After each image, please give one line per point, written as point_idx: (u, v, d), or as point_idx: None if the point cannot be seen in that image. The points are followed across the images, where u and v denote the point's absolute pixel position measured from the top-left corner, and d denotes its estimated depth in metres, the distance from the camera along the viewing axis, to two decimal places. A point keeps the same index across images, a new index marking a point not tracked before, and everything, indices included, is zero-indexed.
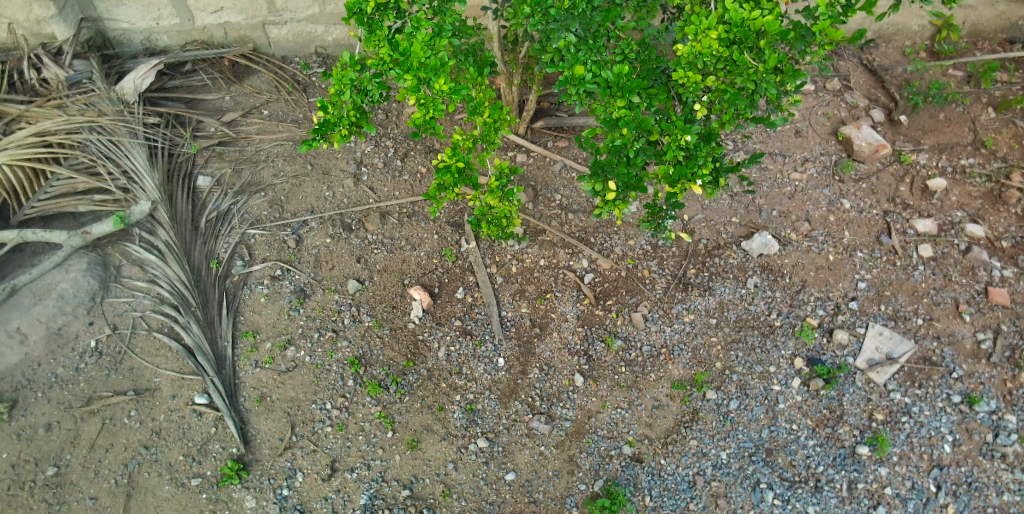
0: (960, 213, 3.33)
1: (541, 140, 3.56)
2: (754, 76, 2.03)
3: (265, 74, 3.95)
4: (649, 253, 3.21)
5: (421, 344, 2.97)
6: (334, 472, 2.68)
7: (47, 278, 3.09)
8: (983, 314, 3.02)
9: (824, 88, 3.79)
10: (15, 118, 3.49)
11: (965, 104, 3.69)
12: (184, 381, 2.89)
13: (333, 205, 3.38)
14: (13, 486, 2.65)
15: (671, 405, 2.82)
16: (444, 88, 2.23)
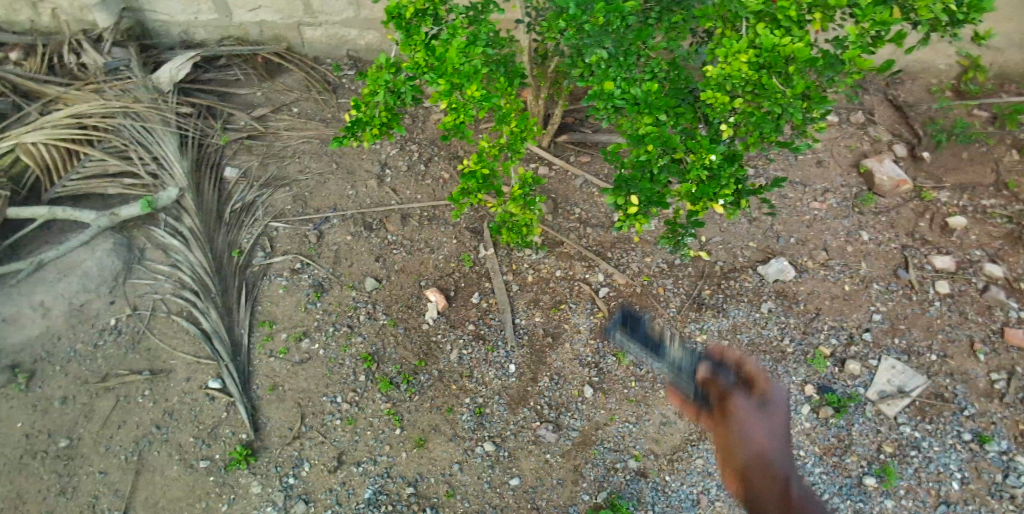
0: (979, 252, 3.33)
1: (564, 154, 3.60)
2: (782, 101, 2.06)
3: (297, 73, 4.03)
4: (665, 271, 3.23)
5: (434, 346, 3.00)
6: (341, 465, 2.70)
7: (73, 255, 3.16)
8: (998, 354, 3.00)
9: (848, 120, 3.82)
10: (54, 100, 3.62)
11: (989, 145, 3.69)
12: (199, 365, 2.94)
13: (355, 204, 3.44)
14: (26, 455, 2.70)
15: (679, 422, 2.83)
16: (476, 95, 2.29)
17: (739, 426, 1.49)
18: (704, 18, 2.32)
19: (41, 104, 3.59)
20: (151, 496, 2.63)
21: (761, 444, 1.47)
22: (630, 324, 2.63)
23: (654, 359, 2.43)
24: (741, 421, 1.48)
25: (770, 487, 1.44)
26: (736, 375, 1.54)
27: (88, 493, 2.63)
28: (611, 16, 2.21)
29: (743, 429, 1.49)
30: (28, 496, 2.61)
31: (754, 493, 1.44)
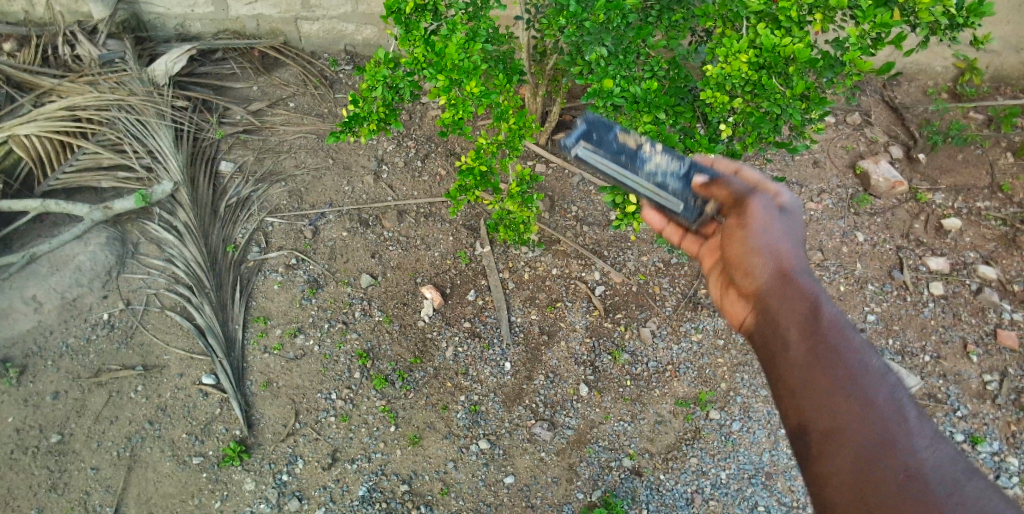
0: (972, 254, 3.35)
1: (561, 151, 3.59)
2: (780, 101, 2.08)
3: (294, 68, 4.01)
4: (662, 270, 3.23)
5: (429, 343, 3.00)
6: (334, 462, 2.70)
7: (66, 248, 3.14)
8: (991, 356, 3.03)
9: (845, 121, 3.82)
10: (47, 92, 3.59)
11: (984, 147, 3.70)
12: (192, 360, 2.93)
13: (351, 200, 3.42)
14: (17, 450, 2.68)
15: (673, 421, 2.84)
16: (475, 91, 2.28)
17: (754, 238, 1.69)
18: (704, 17, 2.30)
19: (35, 96, 3.56)
20: (143, 492, 2.61)
21: (775, 248, 1.65)
22: (595, 134, 2.01)
23: (628, 174, 1.97)
24: (756, 233, 1.69)
25: (788, 285, 1.59)
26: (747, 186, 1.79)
27: (79, 489, 2.62)
28: (612, 13, 2.21)
29: (761, 226, 1.70)
30: (19, 492, 2.59)
31: (772, 298, 1.61)
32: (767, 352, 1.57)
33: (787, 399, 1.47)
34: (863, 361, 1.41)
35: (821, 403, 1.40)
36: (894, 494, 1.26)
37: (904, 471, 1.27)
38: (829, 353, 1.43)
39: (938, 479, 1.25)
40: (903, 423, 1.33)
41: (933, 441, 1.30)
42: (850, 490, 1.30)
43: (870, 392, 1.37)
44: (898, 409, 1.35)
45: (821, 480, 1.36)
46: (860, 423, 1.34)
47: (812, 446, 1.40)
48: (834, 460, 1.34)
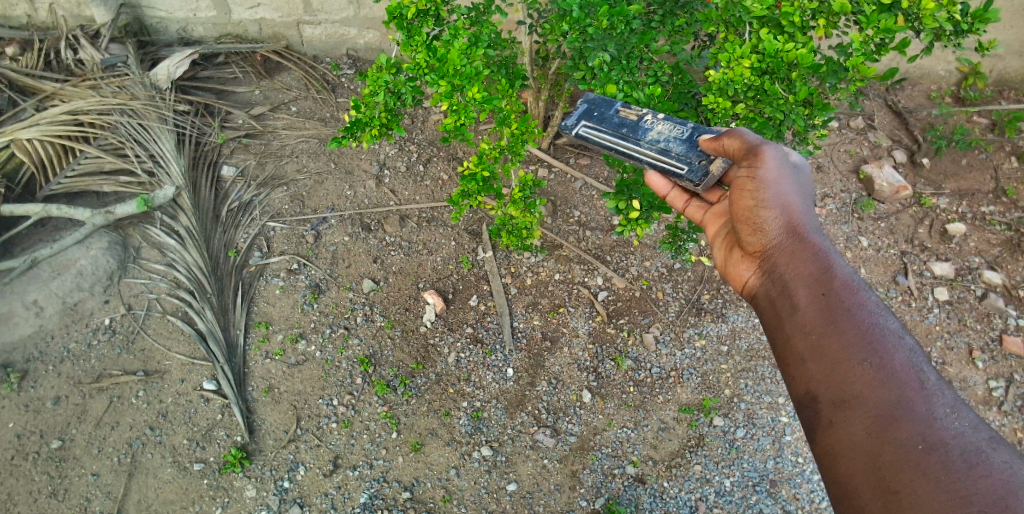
0: (977, 259, 3.34)
1: (563, 156, 3.58)
2: (784, 106, 2.05)
3: (296, 72, 4.00)
4: (665, 275, 3.21)
5: (431, 348, 2.98)
6: (336, 469, 2.69)
7: (67, 253, 3.13)
8: (997, 362, 3.05)
9: (848, 125, 3.79)
10: (49, 96, 3.59)
11: (988, 151, 3.68)
12: (193, 366, 2.92)
13: (353, 204, 3.41)
14: (17, 456, 2.68)
15: (677, 428, 2.82)
16: (476, 97, 2.28)
17: (765, 198, 1.84)
18: (707, 22, 2.28)
19: (37, 100, 3.56)
20: (144, 499, 2.61)
21: (785, 211, 1.83)
22: (596, 112, 2.27)
23: (630, 143, 2.17)
24: (767, 192, 1.84)
25: (798, 251, 1.78)
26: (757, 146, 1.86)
27: (80, 496, 2.61)
28: (615, 19, 2.19)
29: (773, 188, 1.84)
30: (19, 498, 2.59)
31: (783, 263, 1.80)
32: (781, 317, 1.75)
33: (800, 365, 1.64)
34: (875, 327, 1.59)
35: (835, 368, 1.57)
36: (907, 453, 1.40)
37: (917, 433, 1.42)
38: (842, 319, 1.62)
39: (950, 437, 1.40)
40: (914, 387, 1.49)
41: (942, 402, 1.47)
42: (864, 451, 1.45)
43: (883, 356, 1.54)
44: (909, 372, 1.51)
45: (836, 442, 1.50)
46: (873, 387, 1.51)
47: (826, 409, 1.55)
48: (849, 423, 1.50)
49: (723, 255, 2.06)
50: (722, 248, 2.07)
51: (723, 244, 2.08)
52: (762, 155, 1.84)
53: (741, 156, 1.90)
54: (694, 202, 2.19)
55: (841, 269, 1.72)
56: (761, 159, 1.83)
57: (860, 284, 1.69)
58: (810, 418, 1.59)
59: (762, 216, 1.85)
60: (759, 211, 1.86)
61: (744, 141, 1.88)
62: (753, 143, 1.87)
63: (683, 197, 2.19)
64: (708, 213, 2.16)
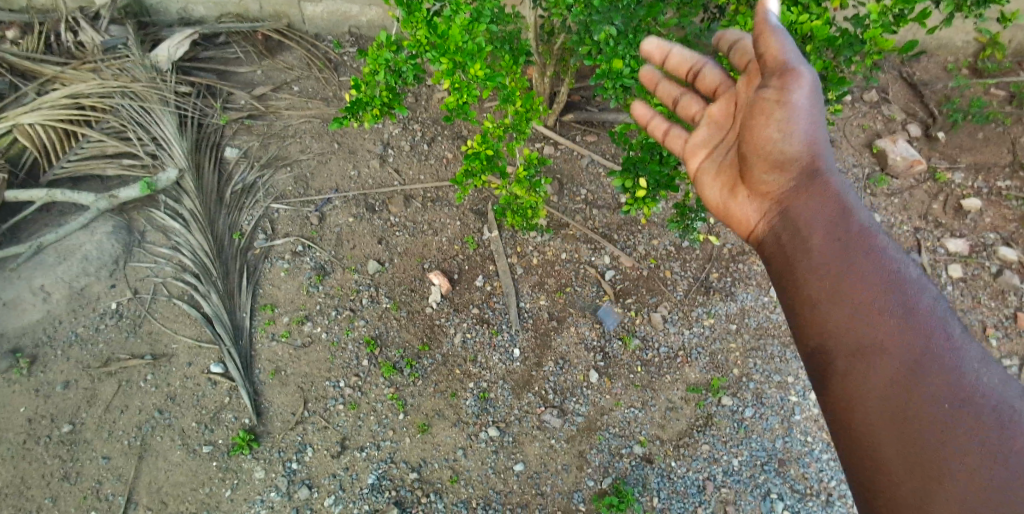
0: (992, 235, 3.28)
1: (569, 133, 3.51)
2: None
3: (298, 51, 3.92)
4: (673, 253, 3.17)
5: (437, 329, 2.97)
6: (344, 450, 2.70)
7: (73, 238, 3.13)
8: (1011, 339, 3.02)
9: (862, 98, 3.69)
10: (51, 79, 3.55)
11: (1006, 124, 3.58)
12: (200, 349, 2.92)
13: (357, 185, 3.37)
14: (29, 440, 2.70)
15: (685, 408, 2.80)
16: (479, 74, 2.23)
17: (789, 131, 1.78)
18: None
19: (38, 84, 3.53)
20: (155, 481, 2.64)
21: (805, 148, 1.80)
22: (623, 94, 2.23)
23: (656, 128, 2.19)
24: (792, 123, 1.77)
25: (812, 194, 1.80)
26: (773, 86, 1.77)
27: (92, 478, 2.64)
28: None
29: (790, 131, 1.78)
30: (32, 482, 2.62)
31: (799, 201, 1.81)
32: (791, 256, 1.77)
33: (814, 309, 1.66)
34: (895, 273, 1.62)
35: (854, 316, 1.60)
36: (934, 408, 1.46)
37: (943, 387, 1.47)
38: (861, 263, 1.65)
39: (976, 392, 1.46)
40: (940, 337, 1.53)
41: (968, 354, 1.51)
42: (885, 402, 1.50)
43: (905, 302, 1.58)
44: (932, 319, 1.56)
45: (854, 393, 1.54)
46: (896, 337, 1.54)
47: (841, 360, 1.58)
48: (869, 373, 1.53)
49: (723, 190, 2.04)
50: (720, 185, 2.05)
51: (718, 179, 2.06)
52: (796, 75, 1.71)
53: (769, 71, 1.77)
54: (674, 132, 2.16)
55: (856, 210, 1.75)
56: (796, 81, 1.71)
57: (877, 228, 1.72)
58: (823, 366, 1.61)
59: (781, 149, 1.82)
60: (780, 143, 1.81)
61: (774, 50, 1.74)
62: (786, 57, 1.73)
63: (662, 127, 2.18)
64: (688, 143, 2.14)
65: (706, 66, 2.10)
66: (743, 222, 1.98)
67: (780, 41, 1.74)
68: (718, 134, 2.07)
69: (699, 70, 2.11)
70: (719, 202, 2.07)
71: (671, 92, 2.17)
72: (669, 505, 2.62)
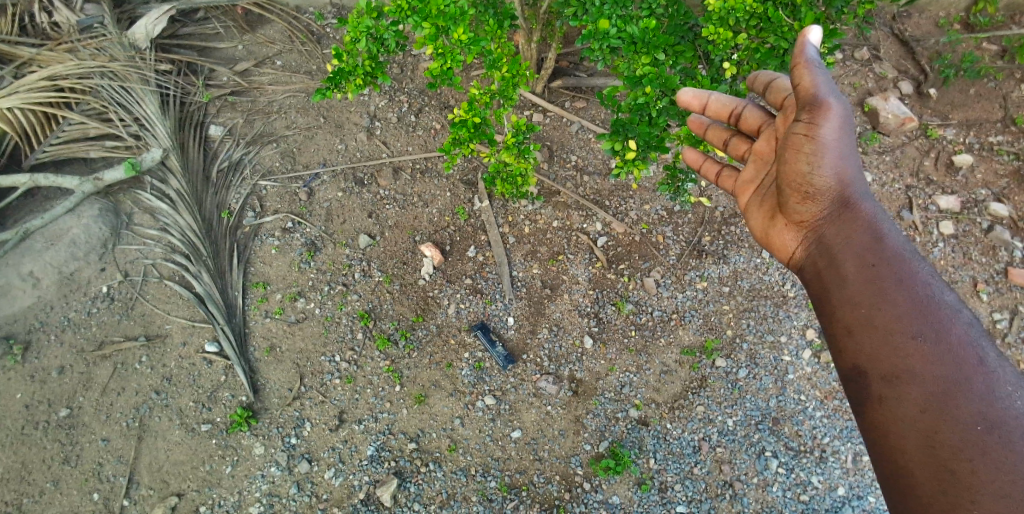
0: (984, 191, 3.28)
1: (558, 100, 3.46)
2: (788, 35, 1.97)
3: (278, 24, 3.77)
4: (665, 218, 3.15)
5: (431, 301, 2.96)
6: (342, 423, 2.72)
7: (59, 223, 3.08)
8: (1001, 294, 3.05)
9: (853, 56, 3.63)
10: (26, 61, 3.42)
11: (998, 79, 3.55)
12: (194, 329, 2.91)
13: (345, 158, 3.32)
14: (28, 425, 2.70)
15: (679, 371, 2.83)
16: (463, 38, 2.17)
17: (822, 161, 1.78)
18: None
19: (13, 67, 3.39)
20: (155, 461, 2.65)
21: (837, 177, 1.80)
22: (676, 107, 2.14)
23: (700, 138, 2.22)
24: (824, 155, 1.77)
25: (848, 221, 1.81)
26: (805, 114, 1.76)
27: (92, 461, 2.65)
28: None
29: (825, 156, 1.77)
30: (33, 466, 2.63)
31: (832, 230, 1.82)
32: (827, 285, 1.79)
33: (849, 336, 1.68)
34: (927, 299, 1.63)
35: (888, 342, 1.61)
36: (966, 433, 1.48)
37: (976, 412, 1.49)
38: (894, 291, 1.65)
39: (1009, 418, 1.48)
40: (973, 364, 1.55)
41: (1002, 380, 1.53)
42: (918, 426, 1.52)
43: (938, 330, 1.59)
44: (966, 346, 1.57)
45: (888, 417, 1.56)
46: (929, 363, 1.56)
47: (876, 385, 1.61)
48: (902, 399, 1.56)
49: (763, 221, 2.04)
50: (761, 215, 2.05)
51: (761, 211, 2.06)
52: (827, 108, 1.72)
53: (801, 105, 1.77)
54: (727, 171, 2.21)
55: (888, 237, 1.76)
56: (826, 114, 1.72)
57: (911, 253, 1.71)
58: (859, 391, 1.64)
59: (814, 180, 1.81)
60: (811, 175, 1.81)
61: (808, 85, 1.72)
62: (818, 92, 1.72)
63: (715, 168, 2.23)
64: (739, 180, 2.15)
65: (746, 107, 2.06)
66: (782, 249, 2.00)
67: (814, 76, 1.72)
68: (761, 169, 2.05)
69: (741, 112, 2.07)
70: (761, 233, 2.07)
71: (719, 133, 2.15)
72: (665, 466, 2.65)
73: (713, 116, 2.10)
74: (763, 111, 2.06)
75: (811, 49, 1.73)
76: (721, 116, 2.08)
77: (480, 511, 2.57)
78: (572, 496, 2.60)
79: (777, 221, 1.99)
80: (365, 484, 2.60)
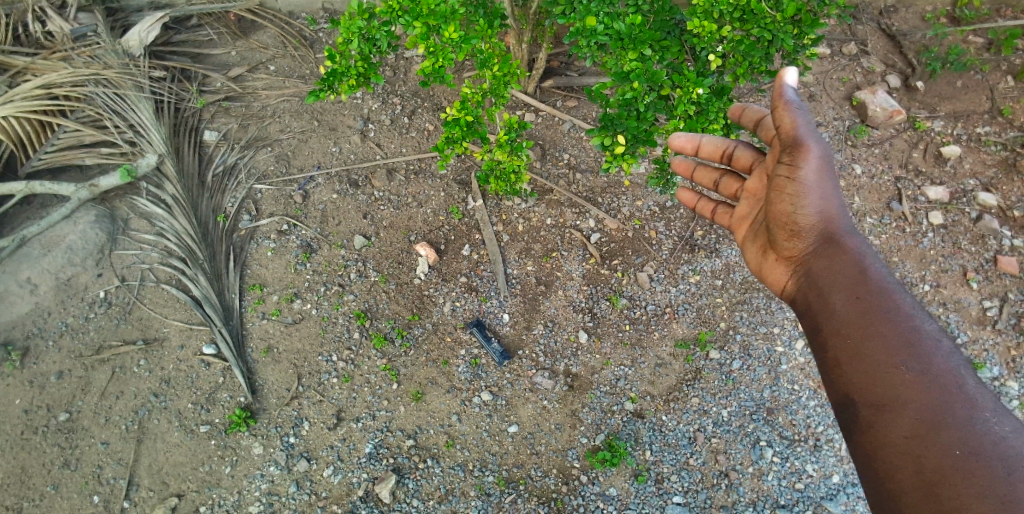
0: (972, 182, 3.32)
1: (550, 100, 3.48)
2: (771, 26, 2.06)
3: (271, 29, 3.79)
4: (657, 214, 3.18)
5: (426, 299, 2.99)
6: (340, 422, 2.74)
7: (56, 229, 3.09)
8: (991, 282, 3.09)
9: (840, 51, 3.66)
10: (20, 71, 3.43)
11: (984, 72, 3.58)
12: (192, 331, 2.93)
13: (339, 160, 3.33)
14: (27, 430, 2.71)
15: (674, 363, 2.86)
16: (453, 37, 2.20)
17: (804, 202, 1.84)
18: None
19: (9, 76, 3.40)
20: (155, 462, 2.67)
21: (821, 215, 1.85)
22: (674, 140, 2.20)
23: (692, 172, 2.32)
24: (806, 195, 1.83)
25: (835, 256, 1.85)
26: (787, 158, 1.82)
27: (92, 464, 2.66)
28: None
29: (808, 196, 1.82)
30: (33, 470, 2.64)
31: (819, 266, 1.87)
32: (816, 319, 1.83)
33: (839, 367, 1.71)
34: (911, 329, 1.66)
35: (874, 371, 1.64)
36: (949, 457, 1.48)
37: (959, 438, 1.50)
38: (878, 322, 1.69)
39: (991, 443, 1.48)
40: (955, 392, 1.57)
41: (984, 406, 1.54)
42: (906, 453, 1.53)
43: (921, 359, 1.62)
44: (948, 375, 1.59)
45: (877, 444, 1.58)
46: (913, 392, 1.58)
47: (865, 413, 1.63)
48: (890, 426, 1.58)
49: (757, 255, 2.09)
50: (755, 249, 2.10)
51: (756, 245, 2.11)
52: (806, 149, 1.78)
53: (783, 146, 1.84)
54: (721, 209, 2.29)
55: (874, 270, 1.80)
56: (805, 156, 1.79)
57: (895, 284, 1.75)
58: (849, 420, 1.66)
59: (800, 219, 1.87)
60: (797, 213, 1.86)
61: (789, 126, 1.78)
62: (799, 132, 1.78)
63: (710, 206, 2.32)
64: (734, 215, 2.20)
65: (738, 146, 2.08)
66: (776, 282, 2.04)
67: (795, 117, 1.78)
68: (754, 205, 2.11)
69: (732, 151, 2.09)
70: (756, 266, 2.12)
71: (708, 173, 2.26)
72: (661, 457, 2.68)
73: (706, 157, 2.13)
74: (754, 150, 2.08)
75: (791, 90, 1.78)
76: (715, 157, 2.10)
77: (478, 506, 2.58)
78: (569, 489, 2.62)
79: (769, 256, 2.04)
80: (363, 481, 2.62)
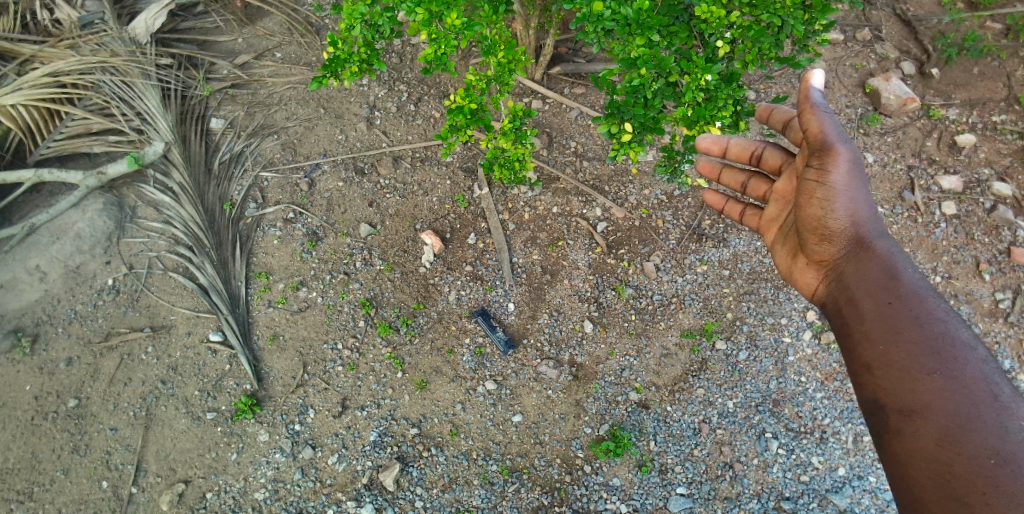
0: (987, 171, 3.26)
1: (557, 87, 3.45)
2: (780, 12, 2.02)
3: (277, 16, 3.76)
4: (664, 202, 3.14)
5: (431, 288, 2.98)
6: (345, 410, 2.75)
7: (64, 217, 3.13)
8: (1004, 274, 3.04)
9: (854, 37, 3.59)
10: (29, 58, 3.43)
11: (1001, 58, 3.50)
12: (198, 319, 2.94)
13: (345, 148, 3.32)
14: (37, 415, 2.74)
15: (679, 354, 2.84)
16: (456, 23, 2.17)
17: (834, 205, 1.82)
18: None
19: (17, 64, 3.40)
20: (163, 448, 2.70)
21: (852, 219, 1.82)
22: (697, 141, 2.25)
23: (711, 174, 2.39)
24: (836, 199, 1.81)
25: (864, 260, 1.81)
26: (816, 162, 1.83)
27: (101, 449, 2.69)
28: None
29: (840, 200, 1.81)
30: (43, 456, 2.68)
31: (850, 271, 1.83)
32: (846, 323, 1.80)
33: (868, 372, 1.69)
34: (943, 335, 1.63)
35: (903, 378, 1.62)
36: (978, 465, 1.46)
37: (988, 447, 1.47)
38: (911, 329, 1.66)
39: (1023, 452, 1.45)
40: (987, 400, 1.53)
41: (1018, 415, 1.50)
42: (935, 460, 1.51)
43: (953, 366, 1.58)
44: (980, 383, 1.55)
45: (906, 451, 1.57)
46: (944, 399, 1.55)
47: (894, 418, 1.61)
48: (919, 433, 1.55)
49: (788, 259, 2.07)
50: (786, 252, 2.08)
51: (786, 248, 2.09)
52: (835, 153, 1.79)
53: (812, 150, 1.84)
54: (750, 211, 2.31)
55: (906, 274, 1.75)
56: (835, 160, 1.79)
57: (928, 290, 1.71)
58: (879, 425, 1.65)
59: (830, 224, 1.85)
60: (828, 218, 1.85)
61: (816, 130, 1.81)
62: (827, 137, 1.79)
63: (737, 208, 2.34)
64: (763, 218, 2.22)
65: (766, 148, 2.18)
66: (808, 286, 2.01)
67: (821, 120, 1.81)
68: (784, 207, 2.11)
69: (760, 153, 2.20)
70: (787, 270, 2.09)
71: (736, 176, 2.31)
72: (665, 448, 2.67)
73: (735, 158, 2.25)
74: (783, 151, 2.16)
75: (817, 94, 1.82)
76: (744, 158, 2.22)
77: (482, 494, 2.59)
78: (573, 479, 2.62)
79: (800, 260, 2.02)
80: (368, 469, 2.63)
